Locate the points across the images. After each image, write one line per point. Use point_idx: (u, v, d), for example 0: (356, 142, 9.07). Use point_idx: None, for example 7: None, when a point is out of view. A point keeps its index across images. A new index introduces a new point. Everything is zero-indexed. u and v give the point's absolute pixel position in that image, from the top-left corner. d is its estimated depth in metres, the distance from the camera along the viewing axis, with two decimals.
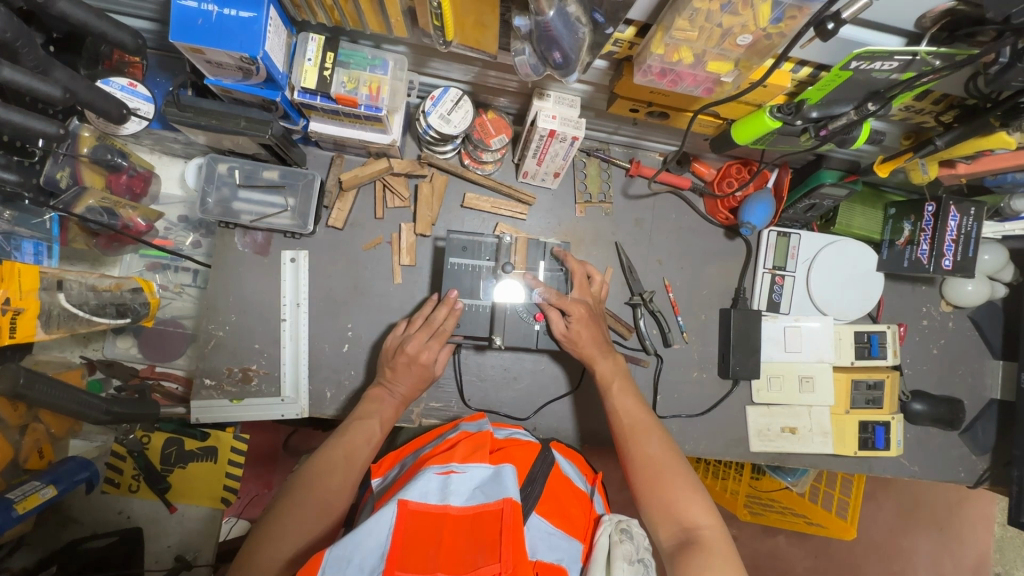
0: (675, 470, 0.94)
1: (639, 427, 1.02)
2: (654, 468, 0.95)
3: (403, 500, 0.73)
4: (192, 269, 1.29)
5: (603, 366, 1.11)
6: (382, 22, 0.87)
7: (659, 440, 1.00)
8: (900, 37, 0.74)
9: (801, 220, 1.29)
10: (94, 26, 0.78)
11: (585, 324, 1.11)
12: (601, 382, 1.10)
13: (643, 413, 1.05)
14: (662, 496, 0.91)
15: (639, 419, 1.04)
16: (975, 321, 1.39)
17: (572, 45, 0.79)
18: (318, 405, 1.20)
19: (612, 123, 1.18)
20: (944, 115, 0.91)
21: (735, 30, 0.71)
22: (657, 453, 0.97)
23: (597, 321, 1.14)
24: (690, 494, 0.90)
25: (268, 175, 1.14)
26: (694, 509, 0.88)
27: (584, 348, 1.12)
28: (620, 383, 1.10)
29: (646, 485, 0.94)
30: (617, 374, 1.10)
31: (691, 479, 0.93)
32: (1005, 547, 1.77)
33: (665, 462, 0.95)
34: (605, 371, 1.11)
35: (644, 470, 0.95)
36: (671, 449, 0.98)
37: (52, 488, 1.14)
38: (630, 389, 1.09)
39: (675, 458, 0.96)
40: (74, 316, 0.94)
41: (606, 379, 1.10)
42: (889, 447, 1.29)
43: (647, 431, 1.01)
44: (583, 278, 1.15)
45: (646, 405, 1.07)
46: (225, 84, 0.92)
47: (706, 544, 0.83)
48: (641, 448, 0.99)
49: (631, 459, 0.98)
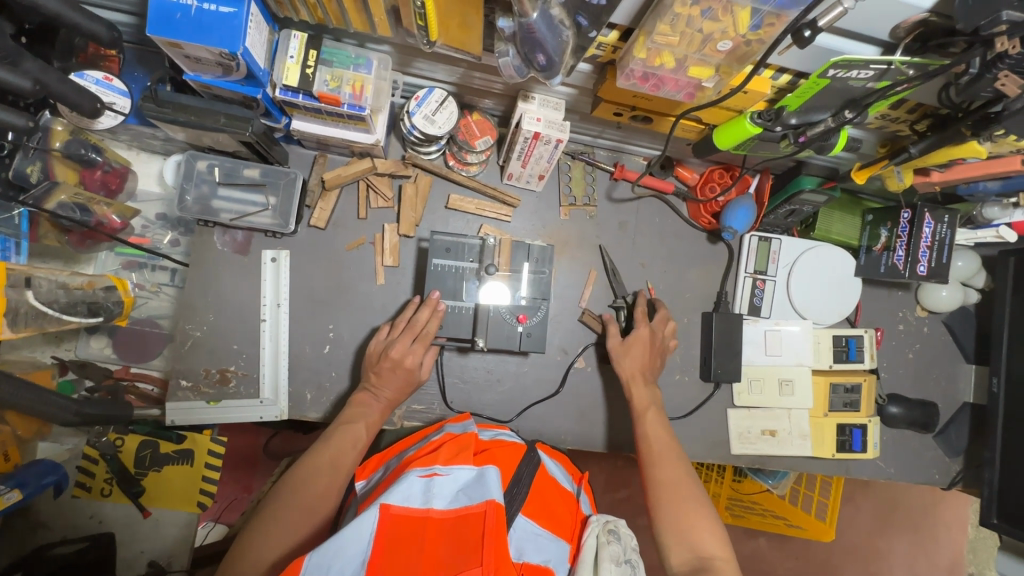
0: (694, 499, 0.94)
1: (663, 453, 1.03)
2: (675, 495, 0.95)
3: (386, 505, 0.72)
4: (169, 268, 1.27)
5: (640, 394, 1.14)
6: (366, 21, 0.87)
7: (683, 469, 1.00)
8: (874, 47, 0.76)
9: (782, 227, 1.31)
10: (67, 17, 0.76)
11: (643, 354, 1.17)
12: (635, 410, 1.12)
13: (670, 441, 1.06)
14: (679, 523, 0.90)
15: (664, 446, 1.04)
16: (949, 325, 1.43)
17: (555, 48, 0.79)
18: (298, 407, 1.18)
19: (596, 127, 1.19)
20: (918, 124, 0.93)
21: (715, 36, 0.72)
22: (679, 480, 0.97)
23: (655, 354, 1.19)
24: (706, 524, 0.90)
25: (248, 173, 1.12)
26: (708, 541, 0.88)
27: (629, 377, 1.16)
28: (654, 413, 1.11)
29: (663, 508, 0.93)
30: (652, 403, 1.13)
31: (710, 512, 0.92)
32: (978, 547, 1.77)
33: (686, 490, 0.95)
34: (642, 399, 1.13)
35: (664, 494, 0.95)
36: (691, 479, 0.98)
37: (17, 492, 1.11)
38: (657, 418, 1.10)
39: (695, 488, 0.96)
40: (44, 314, 0.91)
41: (639, 406, 1.13)
42: (866, 449, 1.30)
43: (672, 460, 1.02)
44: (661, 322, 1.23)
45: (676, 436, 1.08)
46: (204, 80, 0.91)
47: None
48: (664, 473, 0.99)
49: (651, 482, 0.98)
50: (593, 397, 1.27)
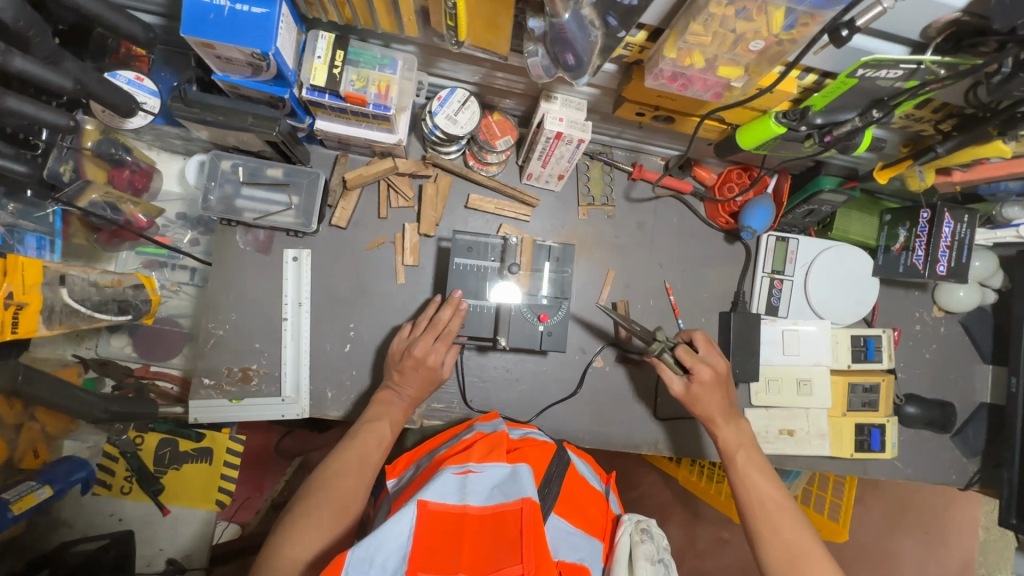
0: (823, 564, 0.85)
1: (772, 502, 0.94)
2: (797, 558, 0.87)
3: (423, 501, 0.72)
4: (190, 267, 1.28)
5: (727, 433, 1.04)
6: (394, 21, 0.87)
7: (798, 520, 0.91)
8: (905, 46, 0.76)
9: (800, 226, 1.32)
10: (106, 18, 0.77)
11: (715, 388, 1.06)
12: (725, 451, 1.03)
13: (779, 486, 0.97)
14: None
15: (773, 495, 0.95)
16: (966, 326, 1.43)
17: (584, 48, 0.79)
18: (319, 406, 1.19)
19: (616, 127, 1.19)
20: (943, 124, 0.93)
21: (748, 36, 0.72)
22: (798, 538, 0.89)
23: (726, 385, 1.08)
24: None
25: (271, 173, 1.13)
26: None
27: (710, 413, 1.06)
28: (747, 453, 1.02)
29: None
30: (742, 443, 1.03)
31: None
32: (988, 550, 1.71)
33: (811, 552, 0.87)
34: (728, 439, 1.04)
35: (785, 558, 0.87)
36: (812, 535, 0.90)
37: (48, 489, 1.12)
38: (758, 460, 1.01)
39: (818, 547, 0.88)
40: (75, 312, 0.92)
41: (729, 446, 1.03)
42: (884, 449, 1.31)
43: (782, 513, 0.92)
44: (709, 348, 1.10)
45: (781, 480, 0.98)
46: (232, 80, 0.91)
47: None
48: (780, 530, 0.90)
49: (765, 540, 0.90)
50: (610, 396, 1.28)
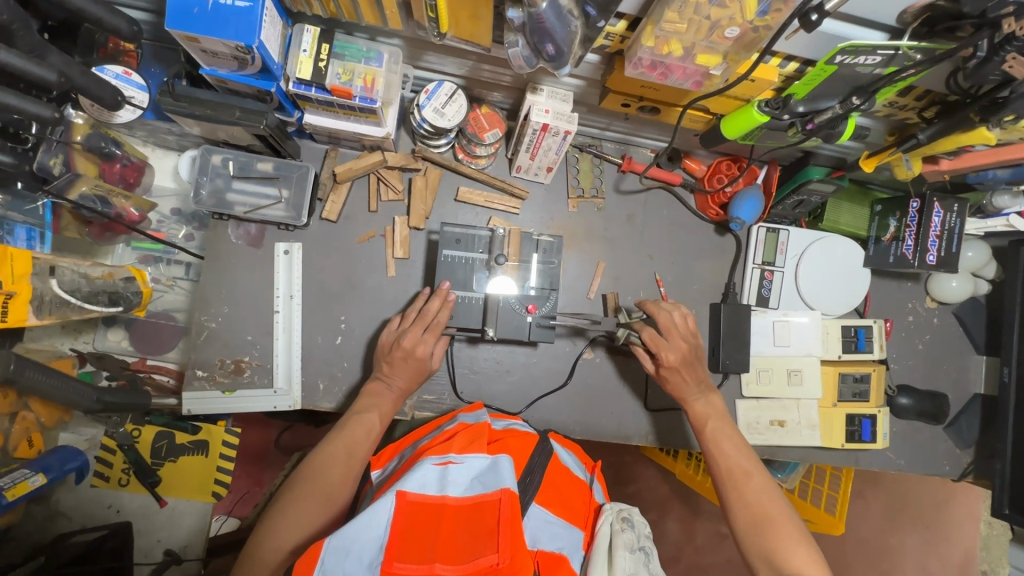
0: (783, 516, 0.96)
1: (741, 466, 1.03)
2: (762, 512, 0.96)
3: (402, 492, 0.74)
4: (184, 262, 1.30)
5: (698, 405, 1.12)
6: (377, 15, 0.89)
7: (763, 481, 1.01)
8: (882, 32, 0.76)
9: (790, 217, 1.31)
10: (90, 12, 0.78)
11: (685, 366, 1.12)
12: (695, 423, 1.12)
13: (746, 451, 1.06)
14: (771, 541, 0.93)
15: (741, 460, 1.04)
16: (959, 317, 1.42)
17: (565, 38, 0.80)
18: (311, 397, 1.20)
19: (604, 119, 1.20)
20: (926, 111, 0.93)
21: (723, 23, 0.73)
22: (763, 496, 0.98)
23: (694, 363, 1.13)
24: (799, 542, 0.92)
25: (262, 167, 1.14)
26: (804, 563, 0.89)
27: (682, 389, 1.14)
28: (715, 422, 1.10)
29: (752, 528, 0.96)
30: (711, 413, 1.11)
31: (798, 526, 0.95)
32: (991, 544, 1.65)
33: (775, 507, 0.97)
34: (700, 410, 1.12)
35: (752, 513, 0.97)
36: (776, 493, 0.99)
37: (42, 477, 1.14)
38: (728, 430, 1.10)
39: (780, 503, 0.98)
40: (66, 303, 0.93)
41: (700, 418, 1.11)
42: (875, 439, 1.31)
43: (747, 476, 1.01)
44: (673, 325, 1.14)
45: (748, 446, 1.07)
46: (220, 74, 0.93)
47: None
48: (747, 491, 1.00)
49: (736, 499, 1.00)
50: (600, 387, 1.29)
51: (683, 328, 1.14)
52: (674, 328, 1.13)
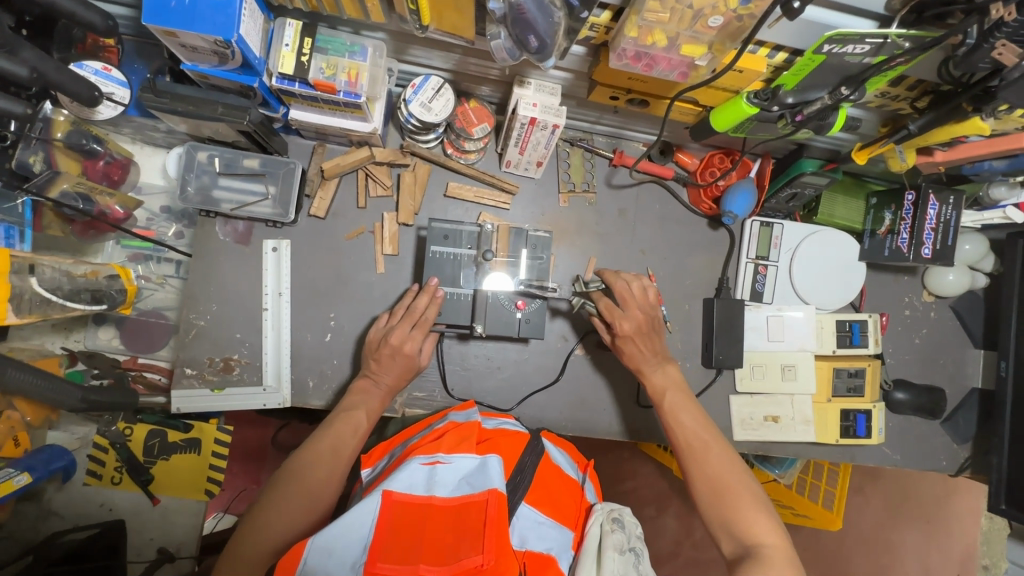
0: (743, 485, 0.93)
1: (699, 436, 1.01)
2: (722, 482, 0.94)
3: (387, 491, 0.73)
4: (174, 260, 1.29)
5: (655, 379, 1.09)
6: (359, 8, 0.87)
7: (722, 451, 0.98)
8: (871, 20, 0.75)
9: (784, 211, 1.31)
10: (64, 6, 0.78)
11: (641, 336, 1.11)
12: (654, 395, 1.09)
13: (705, 421, 1.03)
14: (730, 510, 0.90)
15: (700, 431, 1.01)
16: (957, 311, 1.40)
17: (547, 30, 0.79)
18: (301, 395, 1.20)
19: (594, 112, 1.18)
20: (919, 102, 0.91)
21: (706, 11, 0.71)
22: (722, 465, 0.96)
23: (652, 331, 1.12)
24: (760, 510, 0.90)
25: (248, 164, 1.13)
26: (763, 532, 0.87)
27: (639, 362, 1.11)
28: (673, 394, 1.07)
29: (712, 498, 0.93)
30: (669, 386, 1.08)
31: (758, 496, 0.92)
32: (991, 539, 1.63)
33: (734, 476, 0.94)
34: (658, 381, 1.09)
35: (711, 483, 0.94)
36: (736, 463, 0.96)
37: (27, 475, 1.13)
38: (686, 401, 1.07)
39: (740, 472, 0.95)
40: (47, 301, 0.92)
41: (659, 391, 1.08)
42: (871, 435, 1.29)
43: (706, 447, 0.99)
44: (630, 293, 1.12)
45: (708, 418, 1.04)
46: (201, 70, 0.92)
47: (776, 564, 0.82)
48: (706, 461, 0.97)
49: (695, 470, 0.97)
50: (593, 383, 1.28)
51: (641, 298, 1.13)
52: (630, 298, 1.11)
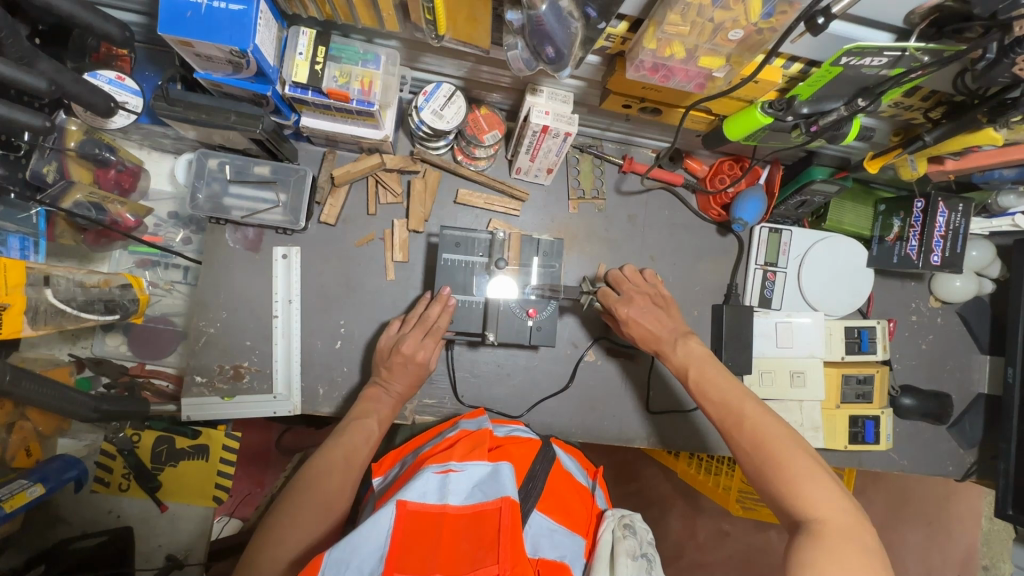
0: (787, 452, 0.86)
1: (732, 409, 0.94)
2: (762, 454, 0.87)
3: (402, 501, 0.72)
4: (182, 265, 1.29)
5: (677, 356, 1.05)
6: (374, 16, 0.87)
7: (758, 419, 0.91)
8: (888, 33, 0.75)
9: (793, 217, 1.31)
10: (80, 17, 0.78)
11: (646, 316, 1.09)
12: (677, 374, 1.04)
13: (736, 391, 0.96)
14: (777, 483, 0.84)
15: (730, 403, 0.95)
16: (963, 316, 1.41)
17: (564, 40, 0.79)
18: (311, 403, 1.19)
19: (605, 120, 1.18)
20: (933, 112, 0.92)
21: (726, 25, 0.71)
22: (760, 434, 0.89)
23: (664, 305, 1.13)
24: (809, 477, 0.82)
25: (259, 171, 1.13)
26: (812, 500, 0.80)
27: (656, 343, 1.09)
28: (698, 368, 1.02)
29: (757, 472, 0.87)
30: (691, 361, 1.03)
31: (804, 460, 0.84)
32: (992, 540, 1.58)
33: (775, 446, 0.87)
34: (679, 359, 1.04)
35: (752, 457, 0.88)
36: (776, 428, 0.89)
37: (40, 487, 1.11)
38: (713, 373, 1.00)
39: (784, 438, 0.88)
40: (61, 313, 0.92)
41: (682, 370, 1.03)
42: (878, 441, 1.30)
43: (738, 419, 0.92)
44: (625, 279, 1.15)
45: (741, 386, 0.97)
46: (214, 78, 0.91)
47: (830, 537, 0.76)
48: (742, 435, 0.91)
49: (735, 445, 0.91)
50: (603, 389, 1.28)
51: (638, 280, 1.15)
52: (624, 280, 1.14)
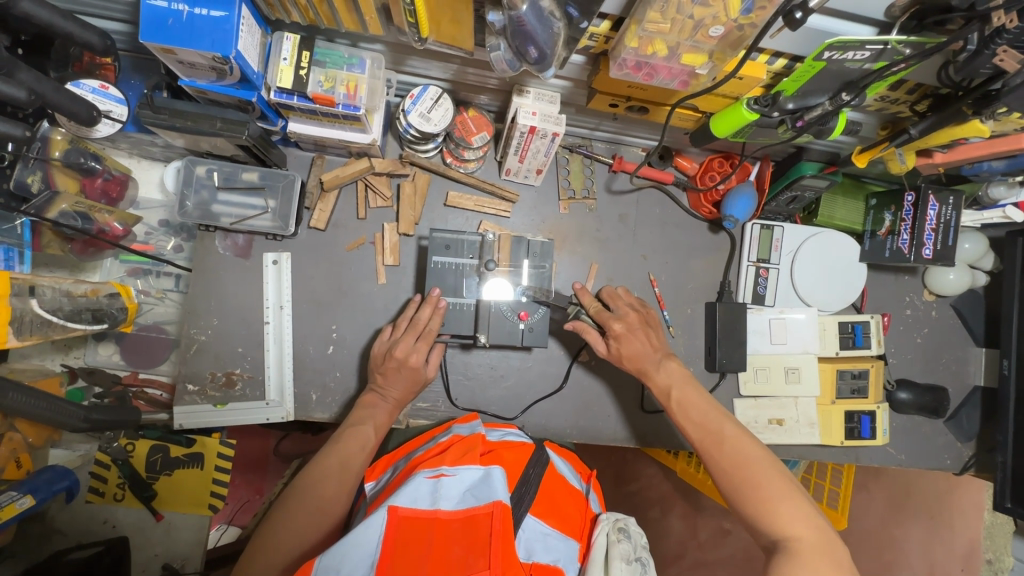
0: (764, 473, 0.86)
1: (711, 429, 0.95)
2: (740, 474, 0.88)
3: (393, 506, 0.72)
4: (173, 274, 1.28)
5: (660, 378, 1.04)
6: (357, 20, 0.87)
7: (738, 442, 0.91)
8: (870, 27, 0.75)
9: (785, 213, 1.29)
10: (59, 26, 0.78)
11: (636, 333, 1.07)
12: (659, 397, 1.03)
13: (715, 412, 0.97)
14: (754, 503, 0.84)
15: (711, 425, 0.95)
16: (958, 309, 1.41)
17: (546, 40, 0.78)
18: (304, 409, 1.19)
19: (593, 119, 1.18)
20: (919, 105, 0.92)
21: (706, 22, 0.71)
22: (739, 455, 0.90)
23: (649, 326, 1.10)
24: (785, 496, 0.83)
25: (247, 177, 1.13)
26: (790, 519, 0.81)
27: (640, 362, 1.06)
28: (680, 391, 1.02)
29: (734, 492, 0.87)
30: (674, 382, 1.03)
31: (783, 481, 0.85)
32: (994, 534, 1.48)
33: (754, 466, 0.87)
34: (664, 379, 1.04)
35: (731, 478, 0.88)
36: (754, 449, 0.90)
37: (29, 498, 1.11)
38: (694, 395, 1.01)
39: (762, 460, 0.88)
40: (47, 323, 0.92)
41: (664, 392, 1.03)
42: (875, 436, 1.30)
43: (718, 440, 0.93)
44: (617, 297, 1.14)
45: (723, 409, 0.98)
46: (199, 85, 0.91)
47: (804, 557, 0.76)
48: (720, 456, 0.91)
49: (713, 466, 0.91)
50: (596, 390, 1.28)
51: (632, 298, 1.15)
52: (619, 297, 1.13)
